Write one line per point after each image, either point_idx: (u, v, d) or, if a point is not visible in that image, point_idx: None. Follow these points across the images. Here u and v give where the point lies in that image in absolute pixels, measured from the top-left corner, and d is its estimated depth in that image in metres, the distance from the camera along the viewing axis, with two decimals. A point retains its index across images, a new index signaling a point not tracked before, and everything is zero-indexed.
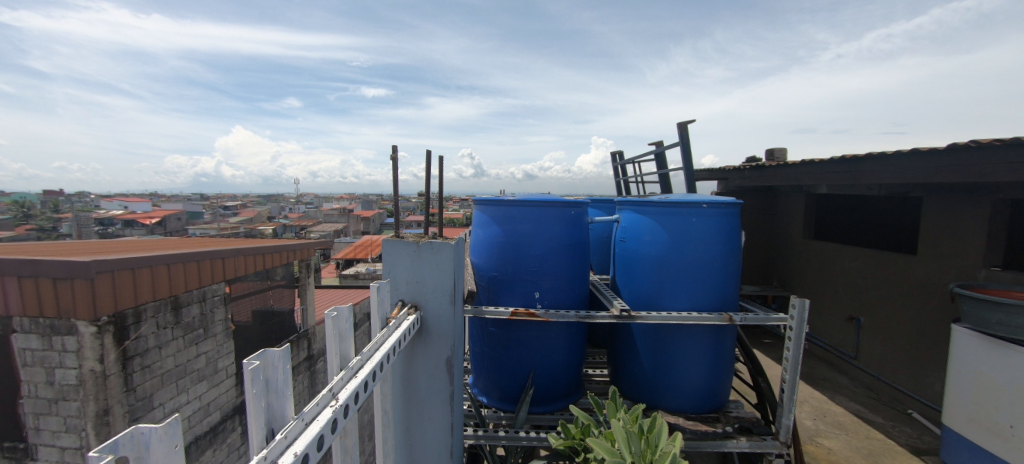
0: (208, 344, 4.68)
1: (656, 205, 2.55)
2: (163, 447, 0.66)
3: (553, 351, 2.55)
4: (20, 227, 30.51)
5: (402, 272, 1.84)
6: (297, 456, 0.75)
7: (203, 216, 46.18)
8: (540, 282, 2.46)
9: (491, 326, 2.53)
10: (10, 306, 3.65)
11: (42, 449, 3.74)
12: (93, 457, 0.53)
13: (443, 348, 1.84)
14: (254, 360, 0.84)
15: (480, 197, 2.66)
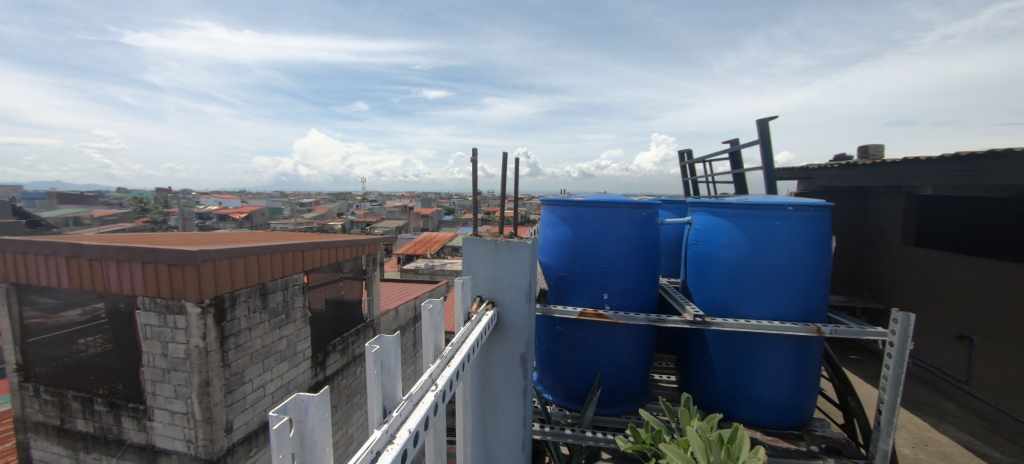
0: (289, 328, 5.15)
1: (734, 207, 2.42)
2: (316, 415, 0.82)
3: (621, 354, 2.55)
4: (141, 220, 35.52)
5: (480, 268, 1.93)
6: (411, 434, 0.84)
7: (284, 212, 50.83)
8: (608, 283, 2.46)
9: (558, 325, 2.58)
10: (135, 287, 4.25)
11: (157, 412, 4.33)
12: (272, 417, 0.70)
13: (518, 344, 1.90)
14: (373, 345, 0.95)
15: (549, 197, 2.70)
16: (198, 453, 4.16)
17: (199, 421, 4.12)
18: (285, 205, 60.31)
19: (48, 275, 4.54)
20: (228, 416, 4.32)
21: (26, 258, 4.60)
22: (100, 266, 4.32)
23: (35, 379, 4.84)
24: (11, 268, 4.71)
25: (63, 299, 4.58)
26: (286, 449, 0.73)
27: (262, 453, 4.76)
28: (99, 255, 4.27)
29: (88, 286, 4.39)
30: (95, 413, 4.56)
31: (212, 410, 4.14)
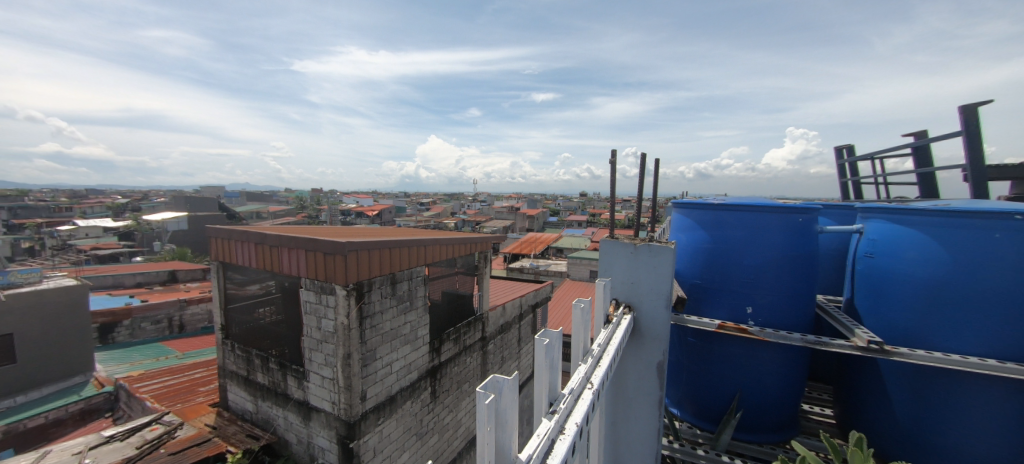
0: (413, 314, 5.74)
1: (930, 229, 3.57)
2: (508, 392, 1.42)
3: (755, 378, 3.64)
4: (301, 215, 43.12)
5: (626, 274, 2.89)
6: (577, 424, 1.57)
7: (407, 210, 56.80)
8: (756, 295, 3.57)
9: (692, 340, 3.82)
10: (299, 270, 5.12)
11: (312, 375, 5.18)
12: (480, 389, 1.37)
13: (655, 354, 2.88)
14: (545, 339, 1.68)
15: (702, 214, 3.88)
16: (341, 414, 4.90)
17: (342, 387, 4.84)
18: (408, 204, 67.52)
19: (243, 257, 5.76)
20: (363, 386, 4.98)
21: (229, 243, 5.88)
22: (276, 252, 5.32)
23: (232, 338, 6.18)
24: (219, 251, 6.09)
25: (254, 276, 5.78)
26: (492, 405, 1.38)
27: (388, 423, 5.39)
28: (276, 243, 5.26)
29: (268, 267, 5.46)
30: (270, 370, 5.64)
31: (352, 379, 4.82)
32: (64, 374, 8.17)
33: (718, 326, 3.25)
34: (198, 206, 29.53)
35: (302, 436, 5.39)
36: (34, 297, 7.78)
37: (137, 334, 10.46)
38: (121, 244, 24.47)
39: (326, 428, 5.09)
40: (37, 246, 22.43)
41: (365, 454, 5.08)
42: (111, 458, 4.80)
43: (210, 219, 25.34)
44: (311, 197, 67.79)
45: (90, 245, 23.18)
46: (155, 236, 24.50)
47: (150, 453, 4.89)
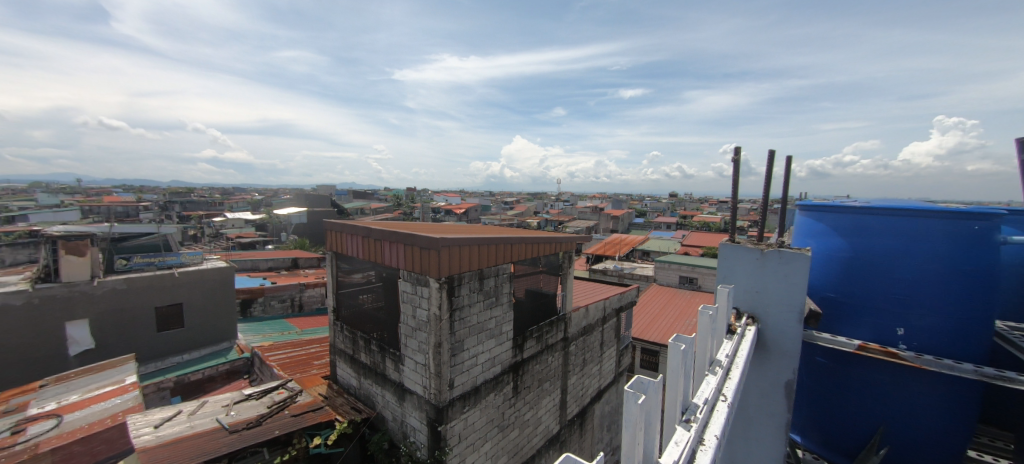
0: (499, 309, 5.94)
1: None
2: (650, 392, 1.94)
3: (889, 406, 4.17)
4: (398, 212, 47.14)
5: (754, 286, 3.96)
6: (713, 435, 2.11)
7: (491, 209, 58.83)
8: (902, 315, 3.92)
9: (822, 359, 4.52)
10: (398, 262, 5.57)
11: (407, 358, 5.61)
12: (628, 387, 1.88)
13: (781, 361, 3.95)
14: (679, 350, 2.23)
15: (843, 229, 4.32)
16: (431, 398, 5.24)
17: (433, 373, 5.18)
18: (494, 203, 69.94)
19: (352, 248, 6.44)
20: (451, 374, 5.27)
21: (341, 236, 6.63)
22: (380, 245, 5.86)
23: (341, 319, 6.97)
24: (333, 242, 6.90)
25: (361, 265, 6.45)
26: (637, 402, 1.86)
27: (473, 412, 5.64)
28: (379, 237, 5.79)
29: (373, 258, 6.03)
30: (371, 351, 6.24)
31: (441, 367, 5.13)
32: (215, 339, 9.96)
33: (858, 347, 3.85)
34: (315, 203, 33.80)
35: (397, 413, 5.89)
36: (199, 274, 9.56)
37: (268, 310, 12.35)
38: (258, 234, 28.99)
39: (418, 409, 5.49)
40: (201, 234, 27.59)
41: (451, 439, 5.37)
42: (249, 413, 5.72)
43: (325, 215, 28.86)
44: (406, 196, 73.16)
45: (236, 234, 27.87)
46: (282, 228, 28.58)
47: (277, 412, 5.72)
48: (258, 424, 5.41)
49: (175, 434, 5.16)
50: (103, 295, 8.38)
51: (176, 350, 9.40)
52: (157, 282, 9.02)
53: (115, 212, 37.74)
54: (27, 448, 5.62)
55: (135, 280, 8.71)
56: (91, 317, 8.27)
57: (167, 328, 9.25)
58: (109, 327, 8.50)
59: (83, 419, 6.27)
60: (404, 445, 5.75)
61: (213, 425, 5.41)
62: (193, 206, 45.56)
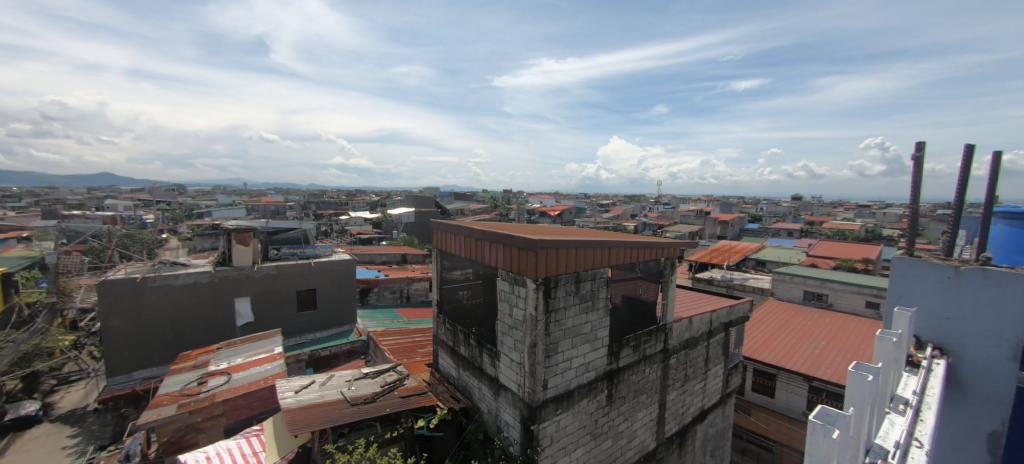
0: (594, 314, 5.82)
1: None
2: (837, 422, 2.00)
3: None
4: (495, 213, 49.31)
5: (943, 311, 4.45)
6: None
7: (586, 211, 57.96)
8: None
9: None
10: (497, 261, 5.78)
11: (503, 355, 5.80)
12: (814, 416, 1.95)
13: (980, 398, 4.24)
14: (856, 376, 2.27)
15: None
16: (525, 396, 5.34)
17: (528, 372, 5.27)
18: (590, 205, 68.97)
19: (455, 246, 6.86)
20: (545, 375, 5.30)
21: (445, 234, 7.12)
22: (480, 244, 6.15)
23: (444, 312, 7.48)
24: (438, 240, 7.44)
25: (463, 263, 6.85)
26: (823, 433, 1.92)
27: (565, 416, 5.61)
28: (480, 237, 6.07)
29: (474, 256, 6.35)
30: (470, 345, 6.59)
31: (536, 366, 5.20)
32: (340, 322, 11.45)
33: None
34: (422, 203, 36.99)
35: (492, 407, 6.12)
36: (329, 264, 11.07)
37: (381, 298, 13.83)
38: (375, 231, 32.64)
39: (512, 405, 5.64)
40: (332, 229, 32.03)
41: (544, 439, 5.41)
42: (366, 389, 6.45)
43: (430, 215, 31.37)
44: (504, 197, 76.04)
45: (358, 231, 31.76)
46: (394, 226, 31.77)
47: (388, 392, 6.35)
48: (372, 400, 6.07)
49: (309, 400, 6.05)
50: (261, 278, 10.19)
51: (310, 328, 11.01)
52: (299, 269, 10.68)
53: (271, 211, 45.84)
54: (208, 396, 7.08)
55: (283, 267, 10.43)
56: (251, 295, 10.11)
57: (304, 308, 10.90)
58: (264, 304, 10.31)
59: (245, 378, 7.69)
60: (498, 438, 5.94)
61: (337, 396, 6.21)
62: (326, 206, 53.10)
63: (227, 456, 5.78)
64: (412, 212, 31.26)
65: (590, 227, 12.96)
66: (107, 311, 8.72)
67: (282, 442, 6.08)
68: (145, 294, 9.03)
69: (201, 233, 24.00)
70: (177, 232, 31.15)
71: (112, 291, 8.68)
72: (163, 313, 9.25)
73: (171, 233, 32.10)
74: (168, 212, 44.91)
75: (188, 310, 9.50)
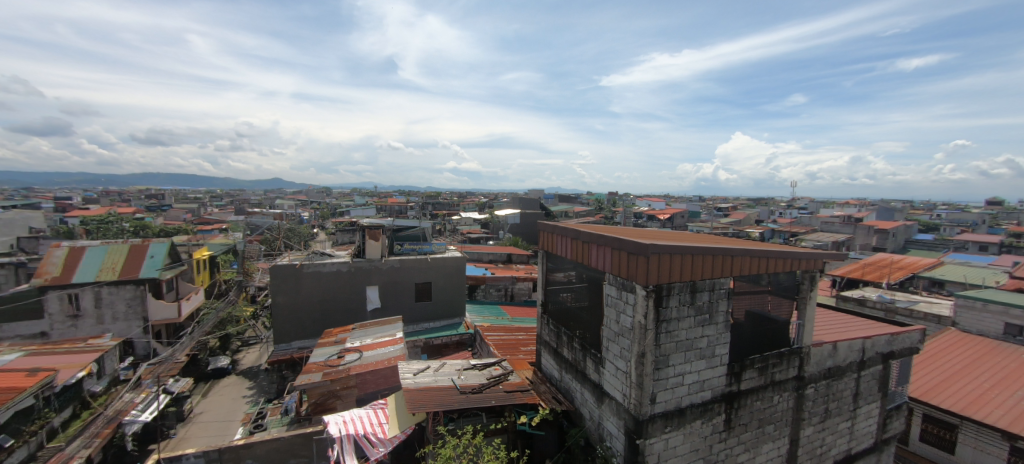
0: (711, 328, 5.33)
1: None
2: None
3: None
4: (599, 216, 48.46)
5: None
6: None
7: (701, 215, 53.26)
8: None
9: None
10: (606, 265, 5.64)
11: (608, 363, 5.64)
12: None
13: None
14: None
15: None
16: (631, 408, 5.13)
17: (634, 382, 5.04)
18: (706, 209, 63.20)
19: (562, 248, 6.90)
20: (654, 388, 5.02)
21: (552, 236, 7.20)
22: (588, 247, 6.08)
23: (548, 313, 7.59)
24: (544, 241, 7.57)
25: (568, 265, 6.84)
26: None
27: (675, 435, 5.23)
28: (588, 239, 6.01)
29: (581, 259, 6.31)
30: (574, 348, 6.58)
31: (643, 378, 4.95)
32: (451, 314, 12.39)
33: None
34: (528, 205, 38.05)
35: (594, 414, 6.01)
36: (443, 260, 12.05)
37: (487, 295, 14.61)
38: (483, 231, 34.52)
39: (616, 416, 5.46)
40: (445, 228, 34.80)
41: (650, 456, 5.13)
42: (474, 380, 6.88)
43: (536, 217, 32.14)
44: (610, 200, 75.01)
45: (468, 231, 34.07)
46: (501, 226, 33.24)
47: (494, 385, 6.68)
48: (479, 391, 6.44)
49: (425, 383, 6.67)
50: (387, 269, 11.57)
51: (426, 317, 12.12)
52: (418, 263, 11.84)
53: (395, 210, 51.70)
54: (345, 369, 8.32)
55: (405, 261, 11.67)
56: (379, 284, 11.53)
57: (421, 299, 12.04)
58: (389, 293, 11.66)
59: (374, 356, 8.81)
60: (600, 447, 5.82)
61: (449, 383, 6.73)
62: (441, 207, 57.84)
63: (359, 423, 6.65)
64: (517, 213, 32.47)
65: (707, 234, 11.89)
66: (276, 290, 10.77)
67: (401, 417, 6.77)
68: (302, 278, 10.92)
69: (343, 229, 28.14)
70: (326, 227, 37.07)
71: (280, 274, 10.67)
72: (314, 294, 11.08)
73: (321, 229, 38.31)
74: (320, 210, 53.82)
75: (331, 294, 11.22)
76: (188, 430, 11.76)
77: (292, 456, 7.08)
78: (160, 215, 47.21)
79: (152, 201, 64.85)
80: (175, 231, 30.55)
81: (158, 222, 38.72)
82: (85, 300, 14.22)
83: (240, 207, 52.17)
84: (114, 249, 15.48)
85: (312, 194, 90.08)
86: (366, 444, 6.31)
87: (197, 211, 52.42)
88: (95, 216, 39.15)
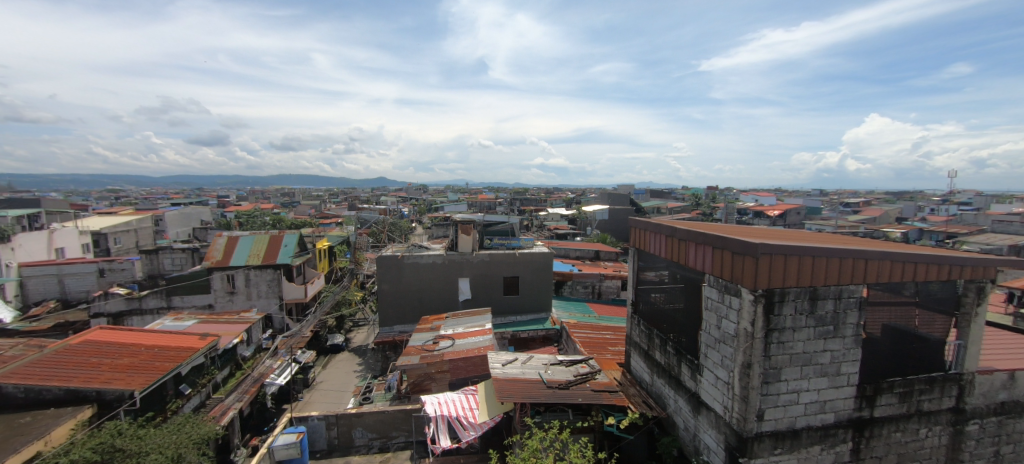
0: (835, 342, 4.65)
1: None
2: None
3: None
4: (697, 212, 45.03)
5: None
6: None
7: (822, 212, 46.38)
8: None
9: None
10: (706, 266, 5.22)
11: (707, 371, 5.23)
12: None
13: None
14: None
15: None
16: (733, 423, 4.72)
17: (738, 395, 4.62)
18: (829, 204, 54.86)
19: (655, 246, 6.55)
20: (762, 404, 4.54)
21: (645, 233, 6.87)
22: (685, 245, 5.68)
23: (639, 313, 7.29)
24: (636, 239, 7.26)
25: (661, 264, 6.48)
26: None
27: (786, 458, 4.69)
28: (685, 237, 5.61)
29: (677, 258, 5.92)
30: (667, 352, 6.24)
31: (749, 391, 4.51)
32: (537, 308, 12.58)
33: None
34: (616, 201, 36.89)
35: (690, 424, 5.65)
36: (531, 256, 12.26)
37: (574, 292, 14.54)
38: (570, 227, 34.31)
39: (715, 429, 5.06)
40: (532, 224, 35.33)
41: None
42: (561, 376, 6.91)
43: (626, 213, 31.02)
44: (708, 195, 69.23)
45: (555, 226, 34.18)
46: (589, 223, 32.73)
47: (581, 383, 6.63)
48: (566, 387, 6.45)
49: (513, 374, 6.89)
50: (477, 263, 12.13)
51: (514, 311, 12.47)
52: (506, 258, 12.21)
53: (485, 206, 53.89)
54: (440, 354, 8.96)
55: (494, 255, 12.12)
56: (470, 276, 12.15)
57: (509, 293, 12.42)
58: (479, 285, 12.23)
59: (465, 345, 9.33)
60: (696, 459, 5.45)
61: (536, 376, 6.85)
62: (528, 203, 58.74)
63: (452, 406, 7.11)
64: (606, 209, 31.69)
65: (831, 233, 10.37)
66: (381, 278, 11.97)
67: (490, 405, 7.07)
68: (403, 268, 11.97)
69: (437, 224, 30.18)
70: (423, 222, 40.14)
71: (384, 264, 11.83)
72: (413, 283, 12.08)
73: (419, 223, 41.53)
74: (419, 206, 58.36)
75: (428, 283, 12.12)
76: (312, 396, 13.71)
77: (394, 428, 7.86)
78: (293, 210, 55.44)
79: (286, 198, 76.55)
80: (303, 224, 35.64)
81: (292, 216, 45.66)
82: (238, 280, 17.32)
83: (353, 203, 58.93)
84: (258, 239, 18.56)
85: (410, 191, 97.98)
86: (458, 426, 6.71)
87: (319, 207, 60.46)
88: (247, 211, 47.57)
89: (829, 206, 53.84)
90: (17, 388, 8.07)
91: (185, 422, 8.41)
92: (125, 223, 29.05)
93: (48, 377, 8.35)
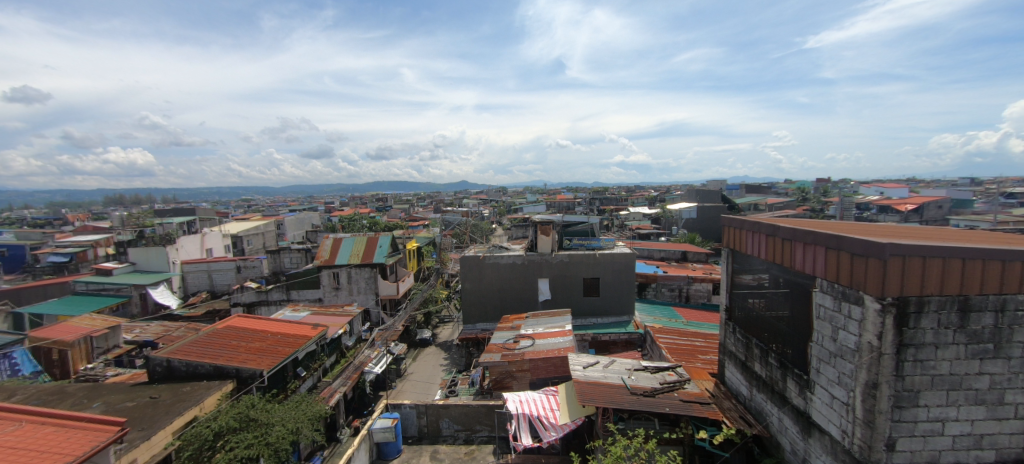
0: (997, 364, 3.84)
1: None
2: None
3: None
4: (803, 208, 40.22)
5: None
6: None
7: (974, 203, 38.31)
8: None
9: None
10: (817, 268, 4.62)
11: (820, 388, 4.63)
12: None
13: None
14: None
15: None
16: (854, 450, 4.13)
17: (860, 419, 4.04)
18: (984, 196, 45.22)
19: (753, 247, 5.97)
20: (893, 432, 3.89)
21: (741, 232, 6.28)
22: (790, 246, 5.09)
23: (734, 320, 6.71)
24: (730, 239, 6.69)
25: (761, 267, 5.88)
26: None
27: None
28: (790, 236, 5.02)
29: (780, 260, 5.32)
30: (769, 364, 5.65)
31: (876, 416, 3.89)
32: (619, 311, 12.21)
33: None
34: (706, 197, 34.48)
35: (798, 447, 5.05)
36: (611, 257, 11.93)
37: (659, 295, 13.85)
38: (653, 227, 32.68)
39: (831, 455, 4.47)
40: (612, 224, 34.32)
41: None
42: (645, 382, 6.63)
43: (717, 209, 28.82)
44: (817, 189, 61.45)
45: (638, 226, 33.04)
46: (675, 222, 31.04)
47: (668, 391, 6.29)
48: (652, 395, 6.16)
49: (595, 377, 6.78)
50: (557, 263, 12.15)
51: (594, 313, 12.27)
52: (586, 259, 12.05)
53: (563, 207, 53.59)
54: (521, 353, 9.14)
55: (573, 255, 12.03)
56: (549, 277, 12.21)
57: (589, 294, 12.24)
58: (559, 286, 12.22)
59: (545, 345, 9.40)
60: None
61: (619, 381, 6.66)
62: (608, 203, 57.20)
63: (533, 405, 7.22)
64: (693, 206, 29.74)
65: (987, 229, 8.53)
66: (465, 277, 12.58)
67: (571, 408, 7.03)
68: (484, 268, 12.44)
69: (516, 224, 30.80)
70: (503, 223, 41.56)
71: (467, 264, 12.42)
72: (493, 283, 12.49)
73: (499, 225, 42.81)
74: (498, 207, 60.54)
75: (508, 283, 12.45)
76: (404, 385, 14.89)
77: (477, 422, 8.22)
78: (387, 214, 60.92)
79: (381, 203, 84.53)
80: (396, 227, 38.90)
81: (386, 220, 50.23)
82: (342, 277, 19.42)
83: (437, 206, 62.43)
84: (358, 240, 20.63)
85: (490, 194, 101.38)
86: (540, 426, 6.77)
87: (408, 211, 65.22)
88: (349, 215, 53.40)
89: (986, 198, 44.30)
90: (182, 362, 10.01)
91: (302, 400, 9.69)
92: (255, 227, 34.25)
93: (202, 355, 10.22)
